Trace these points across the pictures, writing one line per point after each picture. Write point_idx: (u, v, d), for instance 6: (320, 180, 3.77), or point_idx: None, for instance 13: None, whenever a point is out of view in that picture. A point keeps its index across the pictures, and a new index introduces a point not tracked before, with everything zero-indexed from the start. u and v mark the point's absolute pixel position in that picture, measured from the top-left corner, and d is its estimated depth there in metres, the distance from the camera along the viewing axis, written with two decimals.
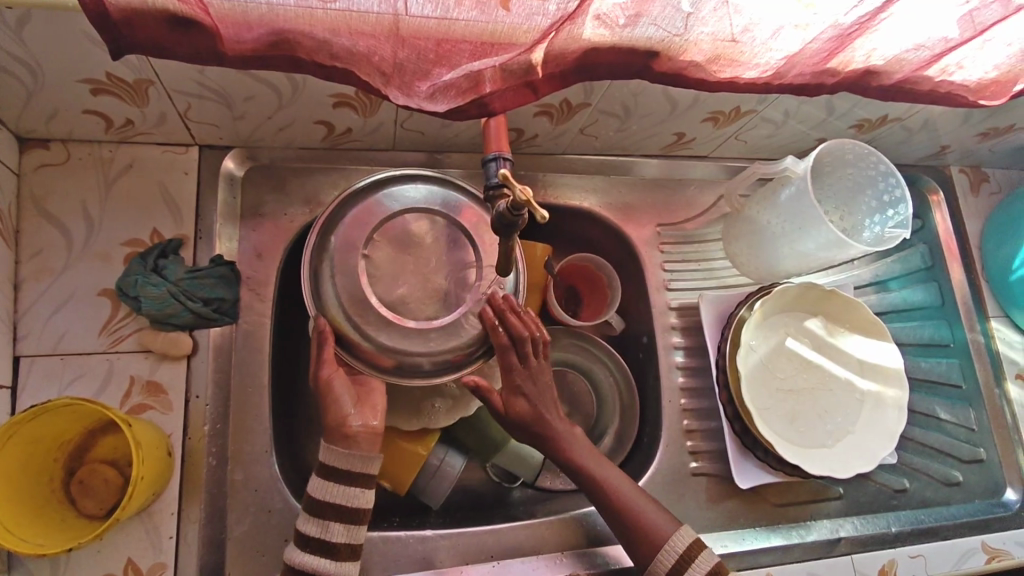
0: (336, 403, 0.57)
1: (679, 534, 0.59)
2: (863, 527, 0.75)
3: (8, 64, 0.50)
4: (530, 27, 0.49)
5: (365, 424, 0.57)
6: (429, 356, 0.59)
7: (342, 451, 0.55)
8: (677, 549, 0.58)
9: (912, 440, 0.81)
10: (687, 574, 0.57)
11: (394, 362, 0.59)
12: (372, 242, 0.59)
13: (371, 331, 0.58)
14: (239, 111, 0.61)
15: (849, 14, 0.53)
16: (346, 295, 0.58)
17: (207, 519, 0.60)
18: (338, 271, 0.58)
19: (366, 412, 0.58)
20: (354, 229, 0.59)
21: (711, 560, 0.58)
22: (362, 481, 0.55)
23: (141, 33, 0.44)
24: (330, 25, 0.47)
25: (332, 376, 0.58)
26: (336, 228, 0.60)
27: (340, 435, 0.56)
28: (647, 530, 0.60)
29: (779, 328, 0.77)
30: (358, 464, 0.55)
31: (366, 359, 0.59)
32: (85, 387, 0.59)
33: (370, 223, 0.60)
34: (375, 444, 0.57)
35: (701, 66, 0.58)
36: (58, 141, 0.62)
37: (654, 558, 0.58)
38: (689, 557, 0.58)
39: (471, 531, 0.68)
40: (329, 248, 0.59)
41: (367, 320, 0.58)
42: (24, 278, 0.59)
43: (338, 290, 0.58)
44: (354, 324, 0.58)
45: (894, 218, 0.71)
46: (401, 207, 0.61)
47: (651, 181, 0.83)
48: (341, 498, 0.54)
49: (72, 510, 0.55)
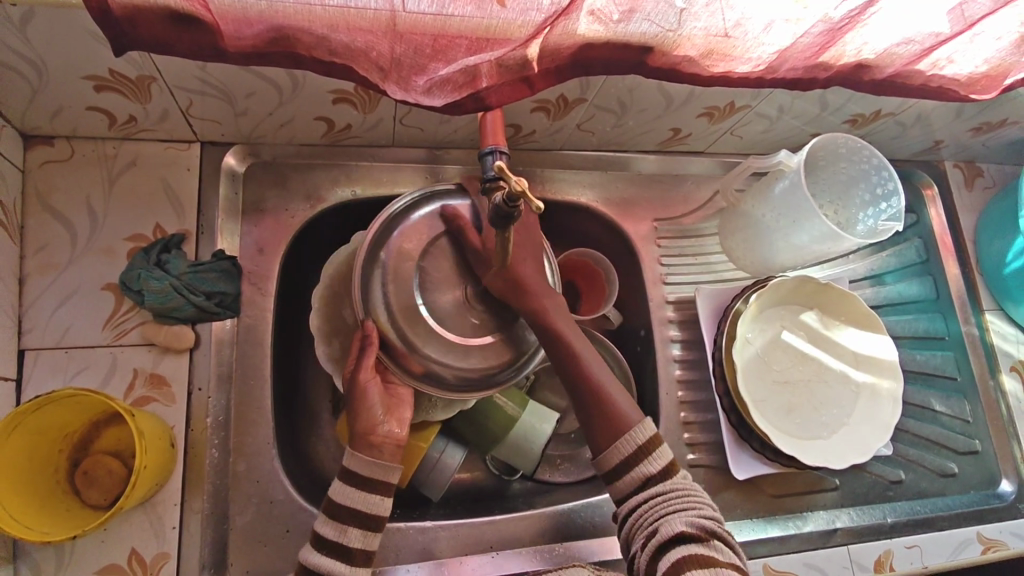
0: (368, 408, 0.58)
1: (640, 428, 0.59)
2: (861, 518, 0.76)
3: (14, 62, 0.51)
4: (524, 22, 0.50)
5: (391, 433, 0.58)
6: (459, 372, 0.61)
7: (366, 458, 0.56)
8: (636, 441, 0.58)
9: (908, 432, 0.82)
10: (641, 466, 0.58)
11: (421, 368, 0.60)
12: (426, 256, 0.62)
13: (416, 342, 0.60)
14: (241, 107, 0.62)
15: (839, 8, 0.54)
16: (395, 304, 0.60)
17: (210, 510, 0.61)
18: (390, 280, 0.60)
19: (393, 422, 0.59)
20: (407, 242, 0.62)
21: (665, 457, 0.59)
22: (381, 490, 0.56)
23: (144, 30, 0.45)
24: (329, 22, 0.48)
25: (367, 381, 0.59)
26: (388, 240, 0.61)
27: (365, 443, 0.57)
28: (611, 417, 0.59)
29: (774, 321, 0.78)
30: (379, 473, 0.56)
31: (402, 365, 0.60)
32: (90, 379, 0.60)
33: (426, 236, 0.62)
34: (396, 454, 0.58)
35: (694, 61, 0.58)
36: (62, 139, 0.63)
37: (614, 444, 0.59)
38: (648, 449, 0.58)
39: (471, 522, 0.68)
40: (383, 259, 0.61)
41: (415, 331, 0.60)
42: (29, 273, 0.60)
43: (388, 298, 0.60)
44: (399, 333, 0.60)
45: (887, 211, 0.72)
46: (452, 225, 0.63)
47: (648, 176, 0.83)
48: (360, 504, 0.55)
49: (77, 501, 0.56)
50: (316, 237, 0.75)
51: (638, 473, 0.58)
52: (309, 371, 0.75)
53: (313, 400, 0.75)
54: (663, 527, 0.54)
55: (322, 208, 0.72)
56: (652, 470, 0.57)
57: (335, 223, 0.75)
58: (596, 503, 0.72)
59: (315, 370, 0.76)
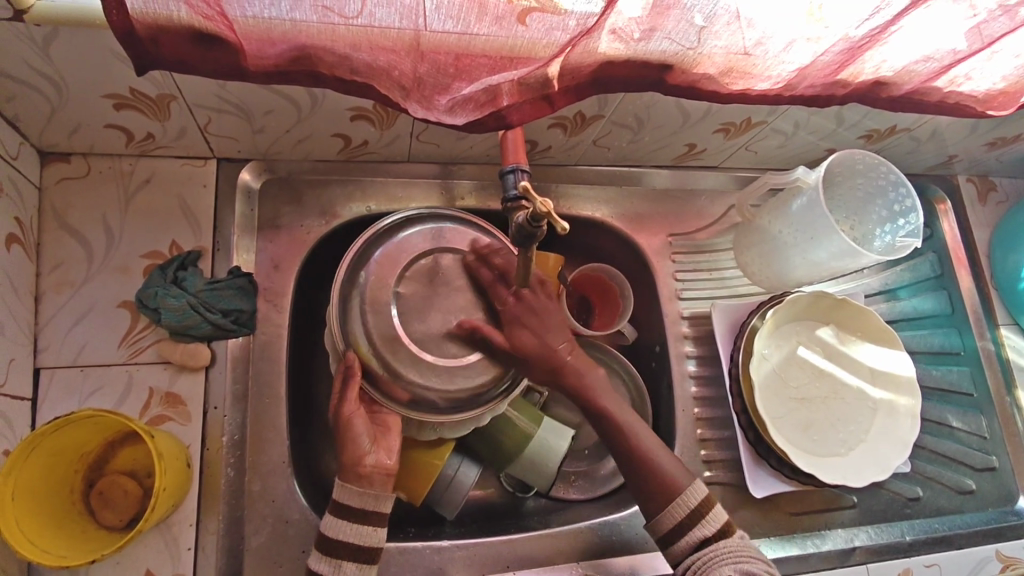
0: (354, 439, 0.57)
1: (692, 489, 0.60)
2: (878, 536, 0.75)
3: (33, 79, 0.50)
4: (549, 42, 0.50)
5: (379, 463, 0.57)
6: (445, 395, 0.61)
7: (357, 490, 0.56)
8: (687, 506, 0.60)
9: (925, 448, 0.82)
10: (695, 529, 0.59)
11: (408, 396, 0.60)
12: (402, 279, 0.62)
13: (397, 367, 0.60)
14: (259, 125, 0.62)
15: (859, 27, 0.54)
16: (376, 336, 0.60)
17: (225, 529, 0.61)
18: (368, 307, 0.60)
19: (382, 451, 0.58)
20: (383, 269, 0.62)
21: (720, 519, 0.60)
22: (373, 520, 0.56)
23: (167, 50, 0.45)
24: (352, 41, 0.48)
25: (353, 413, 0.58)
26: (367, 261, 0.62)
27: (354, 474, 0.57)
28: (662, 480, 0.61)
29: (791, 336, 0.77)
30: (369, 503, 0.56)
31: (386, 393, 0.60)
32: (106, 397, 0.59)
33: (402, 259, 0.62)
34: (387, 483, 0.58)
35: (714, 79, 0.58)
36: (79, 156, 0.63)
37: (666, 509, 0.60)
38: (699, 512, 0.59)
39: (487, 541, 0.68)
40: (360, 283, 0.61)
41: (397, 357, 0.60)
42: (44, 290, 0.60)
43: (368, 327, 0.60)
44: (381, 361, 0.60)
45: (905, 228, 0.72)
46: (432, 248, 0.64)
47: (661, 192, 0.83)
48: (354, 537, 0.55)
49: (92, 522, 0.55)
50: (329, 253, 0.74)
51: (692, 537, 0.59)
52: (323, 387, 0.75)
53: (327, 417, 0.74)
54: None
55: (336, 224, 0.72)
56: (710, 529, 0.59)
57: (349, 239, 0.75)
58: (613, 522, 0.71)
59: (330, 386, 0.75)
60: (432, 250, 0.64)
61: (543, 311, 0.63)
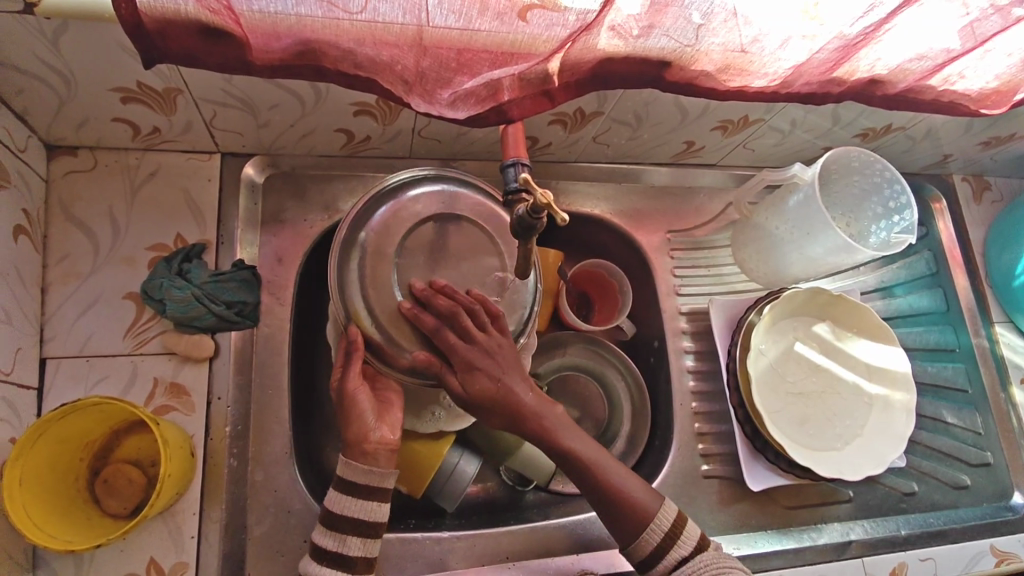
0: (359, 416, 0.57)
1: (661, 514, 0.60)
2: (874, 530, 0.75)
3: (41, 72, 0.51)
4: (549, 37, 0.51)
5: (383, 439, 0.57)
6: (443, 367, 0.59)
7: (362, 468, 0.56)
8: (662, 527, 0.60)
9: (920, 444, 0.82)
10: (674, 549, 0.59)
11: (408, 364, 0.58)
12: (402, 248, 0.60)
13: (401, 342, 0.58)
14: (263, 119, 0.63)
15: (854, 25, 0.55)
16: (377, 305, 0.58)
17: (228, 518, 0.61)
18: (368, 279, 0.58)
19: (386, 427, 0.58)
20: (383, 236, 0.59)
21: (694, 534, 0.60)
22: (379, 496, 0.56)
23: (174, 44, 0.46)
24: (356, 36, 0.49)
25: (356, 389, 0.58)
26: (366, 229, 0.60)
27: (359, 452, 0.57)
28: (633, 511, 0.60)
29: (788, 332, 0.78)
30: (375, 480, 0.56)
31: (388, 363, 0.59)
32: (111, 387, 0.60)
33: (402, 227, 0.60)
34: (392, 460, 0.58)
35: (711, 75, 0.59)
36: (86, 149, 0.64)
37: (642, 534, 0.59)
38: (676, 532, 0.60)
39: (487, 533, 0.68)
40: (359, 253, 0.59)
41: (400, 331, 0.58)
42: (51, 282, 0.61)
43: (368, 299, 0.58)
44: (383, 334, 0.58)
45: (900, 224, 0.73)
46: (433, 213, 0.61)
47: (660, 189, 0.84)
48: (360, 512, 0.55)
49: (98, 510, 0.56)
50: None
51: (672, 557, 0.59)
52: (325, 381, 0.76)
53: (329, 409, 0.75)
54: None
55: (339, 219, 0.73)
56: (687, 549, 0.59)
57: None
58: None
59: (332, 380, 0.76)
60: (430, 216, 0.61)
61: (498, 352, 0.59)
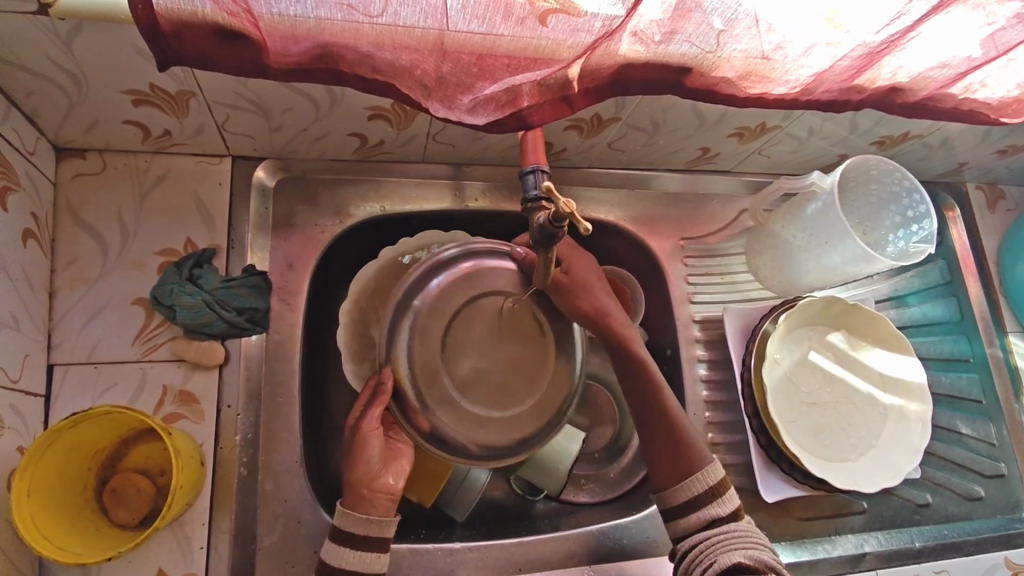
0: (365, 461, 0.58)
1: (710, 469, 0.60)
2: (888, 542, 0.75)
3: (53, 73, 0.50)
4: (573, 43, 0.50)
5: (386, 486, 0.58)
6: (474, 442, 0.60)
7: (361, 517, 0.55)
8: (707, 480, 0.59)
9: (935, 455, 0.82)
10: (711, 506, 0.58)
11: (428, 426, 0.59)
12: (456, 317, 0.62)
13: (433, 403, 0.60)
14: (276, 122, 0.62)
15: (879, 33, 0.55)
16: (418, 359, 0.60)
17: (237, 529, 0.60)
18: (416, 334, 0.60)
19: (389, 475, 0.59)
20: (439, 301, 0.61)
21: (733, 502, 0.59)
22: (378, 547, 0.55)
23: (190, 45, 0.45)
24: (376, 39, 0.48)
25: (368, 433, 0.59)
26: (423, 289, 0.62)
27: (356, 497, 0.56)
28: (684, 457, 0.61)
29: (802, 341, 0.77)
30: (373, 530, 0.55)
31: (410, 419, 0.59)
32: (120, 395, 0.59)
33: (460, 297, 0.62)
34: (390, 508, 0.57)
35: (731, 82, 0.59)
36: (95, 151, 0.63)
37: (683, 482, 0.59)
38: (717, 491, 0.59)
39: (499, 543, 0.67)
40: (414, 308, 0.61)
41: (432, 392, 0.60)
42: (59, 286, 0.60)
43: (411, 352, 0.60)
44: (415, 389, 0.60)
45: (918, 233, 0.72)
46: (493, 288, 0.63)
47: (673, 195, 0.83)
48: (357, 563, 0.53)
49: (106, 520, 0.55)
50: (342, 253, 0.74)
51: (705, 514, 0.58)
52: (335, 388, 0.75)
53: (338, 416, 0.74)
54: (721, 558, 0.54)
55: (350, 224, 0.72)
56: (724, 511, 0.58)
57: (363, 238, 0.75)
58: (625, 525, 0.71)
59: (342, 386, 0.75)
60: (489, 290, 0.63)
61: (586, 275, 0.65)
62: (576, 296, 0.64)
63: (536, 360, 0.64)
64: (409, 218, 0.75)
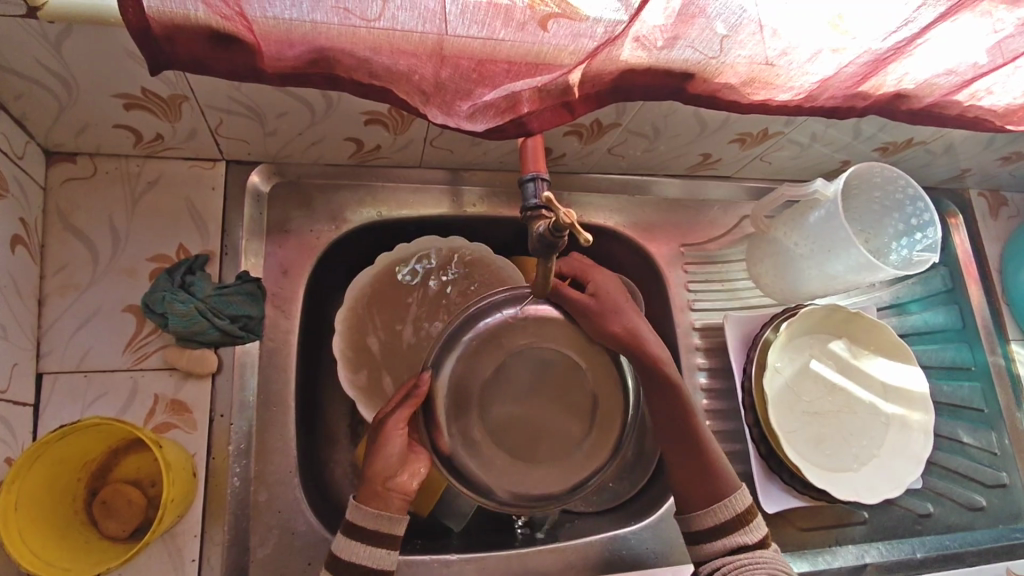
0: (384, 456, 0.58)
1: (737, 497, 0.60)
2: (889, 553, 0.74)
3: (42, 77, 0.49)
4: (575, 48, 0.49)
5: (400, 484, 0.57)
6: (503, 487, 0.60)
7: (373, 511, 0.55)
8: (734, 507, 0.59)
9: (937, 465, 0.81)
10: (738, 534, 0.59)
11: (448, 450, 0.60)
12: (505, 360, 0.63)
13: (461, 429, 0.61)
14: (271, 127, 0.61)
15: (885, 39, 0.54)
16: (456, 383, 0.62)
17: (230, 541, 0.59)
18: (461, 360, 0.62)
19: (405, 474, 0.58)
20: (489, 339, 0.62)
21: (760, 530, 0.60)
22: (388, 543, 0.55)
23: (181, 48, 0.44)
24: (373, 44, 0.47)
25: (393, 430, 0.59)
26: (476, 323, 0.62)
27: (371, 493, 0.56)
28: (711, 484, 0.61)
29: (804, 349, 0.77)
30: (384, 526, 0.55)
31: (432, 438, 0.60)
32: (110, 405, 0.58)
33: (514, 340, 0.62)
34: (402, 508, 0.57)
35: (735, 89, 0.58)
36: (85, 156, 0.61)
37: (711, 507, 0.59)
38: (744, 518, 0.59)
39: (496, 554, 0.66)
40: (462, 341, 0.62)
41: (461, 418, 0.61)
42: (48, 293, 0.59)
43: (452, 376, 0.62)
44: (445, 411, 0.61)
45: (922, 241, 0.71)
46: (549, 343, 0.63)
47: (672, 201, 0.83)
48: (369, 559, 0.53)
49: (96, 533, 0.54)
50: (337, 260, 0.73)
51: (731, 541, 0.58)
52: (329, 395, 0.74)
53: (333, 424, 0.73)
54: None
55: (346, 230, 0.71)
56: (752, 539, 0.59)
57: (359, 244, 0.74)
58: (624, 536, 0.70)
59: (337, 393, 0.74)
60: (545, 343, 0.63)
61: (612, 298, 0.61)
62: (605, 320, 0.61)
63: (583, 421, 0.64)
64: (406, 223, 0.74)
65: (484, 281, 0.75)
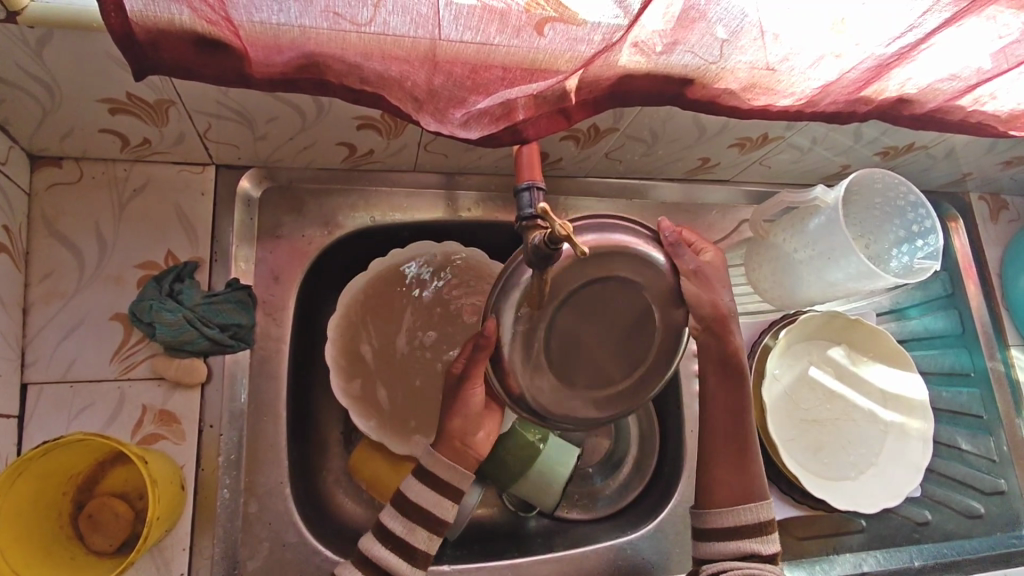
0: (462, 413, 0.60)
1: (765, 505, 0.60)
2: (887, 562, 0.73)
3: (23, 82, 0.48)
4: (572, 55, 0.48)
5: (475, 443, 0.60)
6: (553, 409, 0.54)
7: (449, 464, 0.58)
8: (757, 515, 0.59)
9: (935, 472, 0.80)
10: (755, 542, 0.58)
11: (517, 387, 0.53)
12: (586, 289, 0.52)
13: (527, 367, 0.53)
14: (261, 131, 0.59)
15: (889, 45, 0.53)
16: (524, 324, 0.52)
17: (220, 555, 0.58)
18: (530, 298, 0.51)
19: (481, 433, 0.61)
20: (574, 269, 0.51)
21: (776, 544, 0.59)
22: (451, 494, 0.57)
23: (167, 55, 0.43)
24: (363, 49, 0.45)
25: (474, 384, 0.59)
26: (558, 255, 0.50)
27: (448, 447, 0.59)
28: (742, 483, 0.61)
29: (802, 355, 0.76)
30: (452, 476, 0.57)
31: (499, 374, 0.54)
32: (96, 416, 0.57)
33: (600, 271, 0.52)
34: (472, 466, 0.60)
35: (735, 94, 0.56)
36: (71, 159, 0.60)
37: (741, 506, 0.59)
38: (765, 528, 0.59)
39: (491, 565, 0.65)
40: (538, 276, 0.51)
41: (531, 352, 0.53)
42: (33, 301, 0.57)
43: (519, 317, 0.52)
44: (514, 348, 0.52)
45: (923, 249, 0.70)
46: (632, 276, 0.54)
47: (670, 205, 0.82)
48: (434, 505, 0.56)
49: (81, 547, 0.53)
50: (330, 265, 0.72)
51: (745, 546, 0.58)
52: (323, 402, 0.73)
53: (326, 433, 0.72)
54: None
55: (339, 234, 0.70)
56: (768, 550, 0.58)
57: (353, 249, 0.73)
58: (621, 546, 0.69)
59: (330, 401, 0.74)
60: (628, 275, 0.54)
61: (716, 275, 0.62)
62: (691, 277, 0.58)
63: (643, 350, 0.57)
64: (400, 228, 0.73)
65: (480, 289, 0.74)
